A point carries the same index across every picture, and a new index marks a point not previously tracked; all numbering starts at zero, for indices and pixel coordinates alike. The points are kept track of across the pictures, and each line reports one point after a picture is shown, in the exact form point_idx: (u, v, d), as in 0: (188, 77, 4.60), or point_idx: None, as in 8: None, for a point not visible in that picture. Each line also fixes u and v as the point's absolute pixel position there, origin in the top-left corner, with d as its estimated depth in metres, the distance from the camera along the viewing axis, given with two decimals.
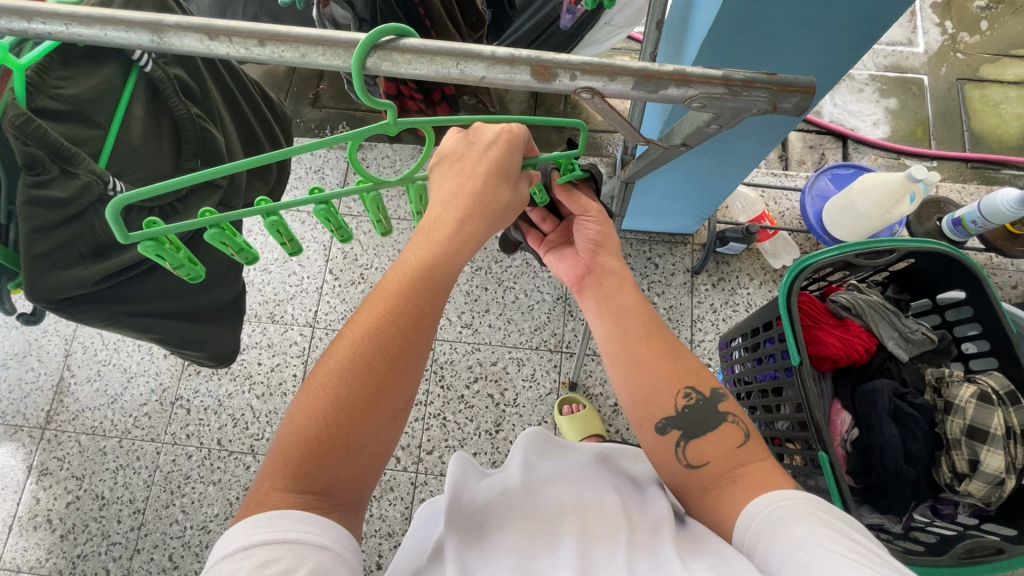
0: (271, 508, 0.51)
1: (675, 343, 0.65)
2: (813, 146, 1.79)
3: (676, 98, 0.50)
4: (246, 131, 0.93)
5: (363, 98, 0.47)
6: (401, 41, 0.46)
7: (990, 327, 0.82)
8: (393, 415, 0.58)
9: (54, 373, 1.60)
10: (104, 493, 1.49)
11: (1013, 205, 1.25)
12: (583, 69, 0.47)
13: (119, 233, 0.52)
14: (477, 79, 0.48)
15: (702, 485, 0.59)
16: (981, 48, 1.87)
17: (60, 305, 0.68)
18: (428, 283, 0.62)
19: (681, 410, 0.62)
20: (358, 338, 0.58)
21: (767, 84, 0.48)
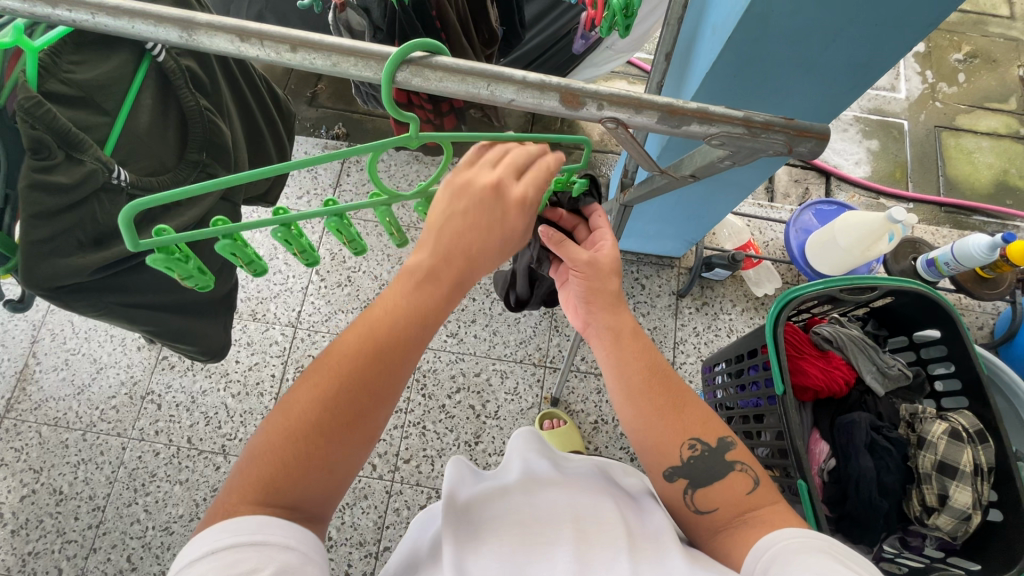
0: (239, 516, 0.50)
1: (678, 398, 0.64)
2: (798, 180, 1.85)
3: (697, 135, 0.51)
4: (250, 125, 0.92)
5: (388, 107, 0.47)
6: (432, 58, 0.46)
7: (963, 366, 0.85)
8: (361, 436, 0.57)
9: (18, 359, 1.54)
10: (62, 488, 1.43)
11: (984, 251, 1.31)
12: (609, 99, 0.48)
13: (130, 241, 0.48)
14: (505, 102, 0.49)
15: (716, 524, 0.61)
16: (958, 99, 1.97)
17: (59, 294, 0.65)
18: (415, 303, 0.60)
19: (687, 461, 0.63)
20: (339, 358, 0.57)
21: (785, 128, 0.50)
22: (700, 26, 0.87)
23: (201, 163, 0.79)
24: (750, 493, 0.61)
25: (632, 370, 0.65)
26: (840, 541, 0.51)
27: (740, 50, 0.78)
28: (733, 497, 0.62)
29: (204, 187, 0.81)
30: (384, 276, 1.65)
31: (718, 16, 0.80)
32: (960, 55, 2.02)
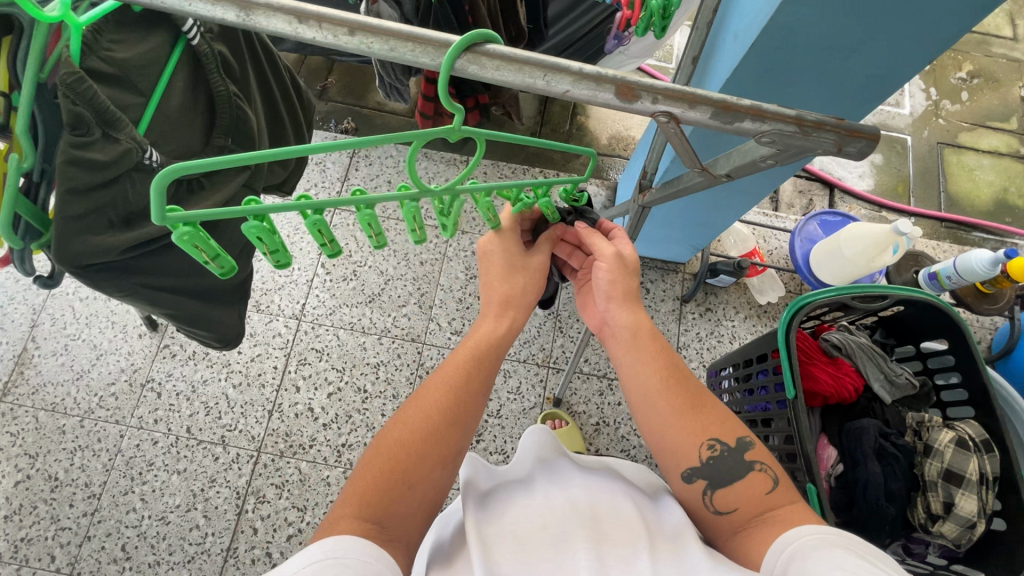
0: (339, 533, 0.53)
1: (697, 394, 0.65)
2: (802, 191, 1.87)
3: (749, 131, 0.52)
4: (272, 113, 0.92)
5: (444, 98, 0.46)
6: (490, 46, 0.46)
7: (969, 376, 0.87)
8: (449, 463, 0.63)
9: (16, 343, 1.52)
10: (58, 475, 1.41)
11: (986, 266, 1.33)
12: (664, 93, 0.49)
13: (157, 212, 0.45)
14: (561, 93, 0.49)
15: (735, 523, 0.61)
16: (960, 117, 2.00)
17: (85, 272, 0.66)
18: (488, 351, 0.72)
19: (706, 461, 0.63)
20: (429, 394, 0.66)
21: (835, 128, 0.51)
22: (720, 33, 0.87)
23: (227, 148, 0.78)
24: (769, 492, 0.61)
25: (648, 370, 0.66)
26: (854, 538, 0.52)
27: (761, 58, 0.79)
28: (753, 497, 0.62)
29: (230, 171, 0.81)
30: (390, 272, 1.64)
31: (740, 23, 0.81)
32: (962, 74, 2.06)
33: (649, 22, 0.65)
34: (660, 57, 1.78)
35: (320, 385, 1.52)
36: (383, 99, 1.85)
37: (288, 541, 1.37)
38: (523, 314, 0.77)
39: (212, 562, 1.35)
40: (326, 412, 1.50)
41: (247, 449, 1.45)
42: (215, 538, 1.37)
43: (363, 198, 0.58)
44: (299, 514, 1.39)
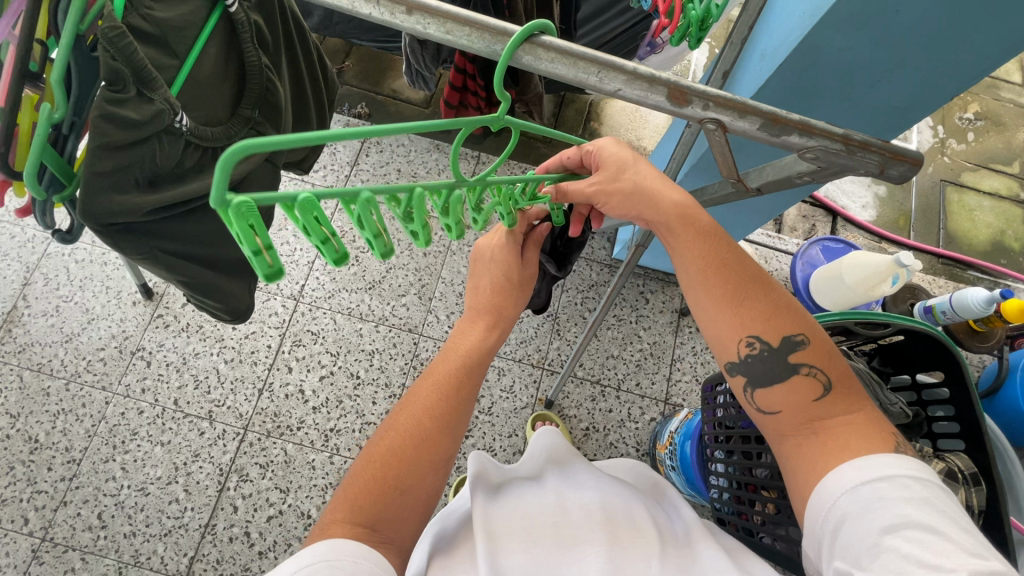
0: (330, 537, 0.53)
1: (742, 290, 0.66)
2: (806, 216, 1.89)
3: (794, 146, 0.53)
4: (298, 92, 0.91)
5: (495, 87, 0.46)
6: (548, 39, 0.46)
7: (962, 411, 0.88)
8: (439, 468, 0.63)
9: (7, 300, 1.49)
10: (39, 437, 1.39)
11: (981, 304, 1.35)
12: (715, 101, 0.50)
13: (215, 192, 0.37)
14: (611, 92, 0.49)
15: (780, 423, 0.66)
16: (964, 156, 2.03)
17: (110, 231, 0.65)
18: (478, 356, 0.72)
19: (744, 359, 0.67)
20: (418, 399, 0.65)
21: (881, 149, 0.53)
22: (748, 52, 0.88)
23: (254, 120, 0.78)
24: (817, 399, 0.63)
25: (688, 259, 0.67)
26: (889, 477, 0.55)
27: (788, 80, 0.80)
28: (801, 401, 0.65)
29: (253, 144, 0.80)
30: (392, 260, 1.64)
31: (768, 43, 0.82)
32: (968, 115, 2.09)
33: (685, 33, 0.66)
34: (678, 71, 1.79)
35: (313, 367, 1.51)
36: (399, 88, 1.85)
37: (269, 521, 1.36)
38: (509, 322, 0.79)
39: (189, 537, 1.33)
40: (317, 395, 1.49)
41: (233, 426, 1.44)
42: (194, 513, 1.36)
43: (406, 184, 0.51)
44: (281, 495, 1.38)
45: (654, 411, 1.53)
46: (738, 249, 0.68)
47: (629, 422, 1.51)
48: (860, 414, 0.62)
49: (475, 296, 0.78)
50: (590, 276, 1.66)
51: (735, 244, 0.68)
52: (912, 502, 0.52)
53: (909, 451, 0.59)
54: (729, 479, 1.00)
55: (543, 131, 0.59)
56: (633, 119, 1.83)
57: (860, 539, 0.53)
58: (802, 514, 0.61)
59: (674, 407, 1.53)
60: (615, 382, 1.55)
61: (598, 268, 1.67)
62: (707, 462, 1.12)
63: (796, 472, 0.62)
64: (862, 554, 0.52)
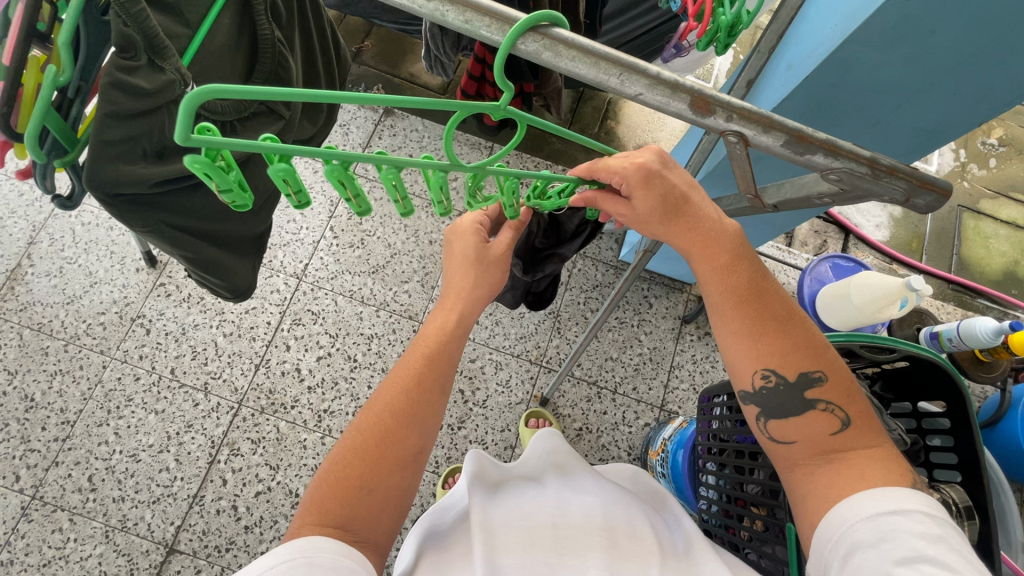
0: (303, 537, 0.53)
1: (761, 319, 0.64)
2: (818, 232, 1.87)
3: (817, 165, 0.51)
4: (310, 68, 0.90)
5: (498, 73, 0.43)
6: (567, 35, 0.45)
7: (962, 441, 0.86)
8: (409, 464, 0.62)
9: (11, 257, 1.50)
10: (35, 396, 1.39)
11: (989, 334, 1.34)
12: (739, 112, 0.48)
13: (180, 132, 0.39)
14: (631, 96, 0.48)
15: (795, 453, 0.64)
16: (984, 183, 2.00)
17: (114, 202, 0.64)
18: (444, 344, 0.70)
19: (758, 390, 0.66)
20: (379, 399, 0.64)
21: (908, 176, 0.51)
22: (774, 62, 0.86)
23: (265, 95, 0.77)
24: (834, 432, 0.62)
25: (714, 291, 0.65)
26: (908, 508, 0.54)
27: (815, 92, 0.78)
28: (817, 433, 0.63)
29: (263, 119, 0.79)
30: (398, 245, 1.63)
31: (796, 54, 0.80)
32: (991, 140, 2.05)
33: (714, 38, 0.64)
34: (700, 75, 1.76)
35: (311, 347, 1.51)
36: (416, 72, 1.83)
37: (256, 497, 1.36)
38: (483, 308, 0.78)
39: (177, 506, 1.34)
40: (313, 375, 1.48)
41: (228, 400, 1.44)
42: (183, 483, 1.36)
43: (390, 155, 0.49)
44: (270, 472, 1.39)
45: (649, 416, 1.52)
46: (771, 278, 0.66)
47: (623, 425, 1.51)
48: (880, 449, 0.61)
49: (449, 287, 0.76)
50: (595, 276, 1.65)
51: (764, 269, 0.67)
52: (927, 538, 0.51)
53: (925, 488, 0.58)
54: (718, 491, 1.00)
55: (554, 128, 0.56)
56: (651, 121, 1.81)
57: (872, 568, 0.52)
58: (810, 542, 0.60)
59: (669, 414, 1.52)
60: (612, 385, 1.54)
61: (603, 269, 1.66)
62: (697, 473, 1.12)
63: (808, 499, 0.61)
64: None
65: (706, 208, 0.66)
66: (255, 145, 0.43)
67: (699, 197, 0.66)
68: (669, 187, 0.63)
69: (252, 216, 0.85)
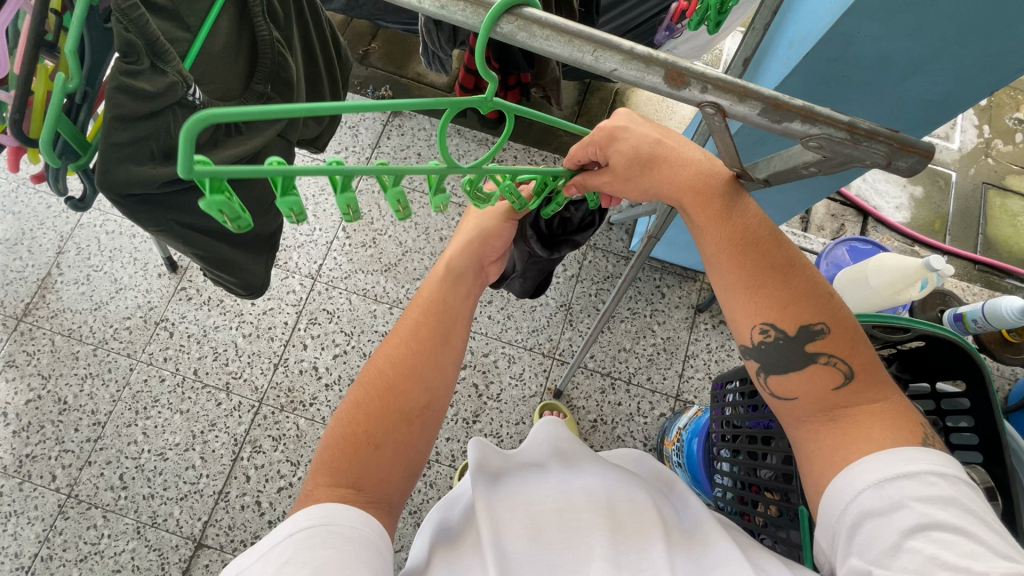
0: (316, 501, 0.54)
1: (759, 271, 0.63)
2: (835, 215, 1.82)
3: (796, 134, 0.51)
4: (312, 68, 0.92)
5: (479, 64, 0.44)
6: (540, 14, 0.45)
7: (982, 421, 0.84)
8: (415, 419, 0.63)
9: (42, 267, 1.56)
10: (67, 399, 1.45)
11: (1016, 314, 1.29)
12: (714, 83, 0.48)
13: (182, 163, 0.38)
14: (607, 72, 0.48)
15: (799, 410, 0.64)
16: (1010, 159, 1.93)
17: (127, 202, 0.68)
18: (446, 303, 0.72)
19: (758, 345, 0.65)
20: (382, 355, 0.67)
21: (889, 139, 0.49)
22: (775, 41, 0.85)
23: (266, 96, 0.79)
24: (836, 387, 0.61)
25: (710, 241, 0.64)
26: (918, 469, 0.53)
27: (813, 68, 0.76)
28: (819, 389, 0.62)
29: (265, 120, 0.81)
30: (409, 244, 1.65)
31: (798, 31, 0.78)
32: (1019, 115, 1.98)
33: (704, 16, 0.65)
34: (708, 61, 1.74)
35: (328, 346, 1.54)
36: (423, 71, 1.85)
37: (279, 492, 1.40)
38: (481, 270, 0.80)
39: (204, 502, 1.39)
40: (330, 373, 1.51)
41: (249, 399, 1.48)
42: (209, 480, 1.41)
43: (392, 166, 0.49)
44: (292, 468, 1.42)
45: (664, 407, 1.51)
46: (772, 226, 0.65)
47: (638, 416, 1.50)
48: (885, 403, 0.60)
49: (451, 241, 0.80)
50: (605, 268, 1.64)
51: (765, 218, 0.65)
52: (936, 502, 0.51)
53: (936, 443, 0.57)
54: (733, 478, 1.00)
55: (543, 118, 0.56)
56: (659, 109, 1.79)
57: (880, 537, 0.52)
58: (816, 506, 0.60)
59: (686, 404, 1.51)
60: (626, 375, 1.54)
61: (614, 260, 1.65)
62: (712, 461, 1.11)
63: (814, 459, 0.60)
64: (882, 554, 0.51)
65: (688, 153, 0.66)
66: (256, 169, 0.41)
67: (684, 149, 0.66)
68: (641, 141, 0.65)
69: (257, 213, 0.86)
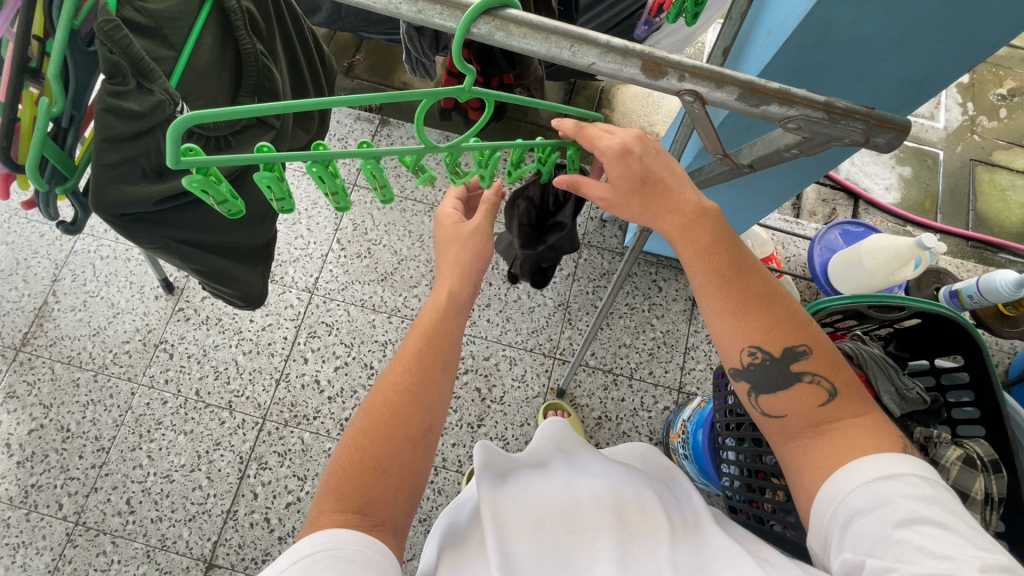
0: (321, 528, 0.55)
1: (745, 297, 0.63)
2: (826, 200, 1.83)
3: (774, 116, 0.51)
4: (297, 81, 0.93)
5: (456, 59, 0.46)
6: (515, 13, 0.46)
7: (983, 395, 0.85)
8: (418, 443, 0.63)
9: (38, 296, 1.56)
10: (70, 426, 1.45)
11: (1010, 288, 1.30)
12: (691, 71, 0.49)
13: (170, 156, 0.44)
14: (586, 66, 0.48)
15: (786, 427, 0.64)
16: (996, 134, 1.94)
17: (121, 221, 0.68)
18: (442, 321, 0.71)
19: (747, 367, 0.65)
20: (384, 378, 0.66)
21: (866, 116, 0.51)
22: (753, 29, 0.86)
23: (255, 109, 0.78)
24: (823, 404, 0.62)
25: (695, 271, 0.64)
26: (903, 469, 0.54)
27: (793, 55, 0.77)
28: (806, 406, 0.63)
29: (255, 133, 0.81)
30: (404, 252, 1.65)
31: (775, 18, 0.79)
32: (1002, 91, 1.99)
33: (682, 9, 0.66)
34: (690, 54, 1.76)
35: (329, 358, 1.54)
36: (409, 80, 1.86)
37: (287, 508, 1.39)
38: (477, 283, 0.78)
39: (212, 522, 1.38)
40: (332, 386, 1.51)
41: (252, 416, 1.48)
42: (216, 499, 1.40)
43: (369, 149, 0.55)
44: (299, 482, 1.42)
45: (668, 400, 1.51)
46: (752, 256, 0.65)
47: (642, 411, 1.50)
48: (868, 418, 0.60)
49: (443, 263, 0.76)
50: (601, 264, 1.65)
51: (744, 245, 0.65)
52: (920, 500, 0.52)
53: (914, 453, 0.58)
54: (739, 466, 0.99)
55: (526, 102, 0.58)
56: (645, 104, 1.81)
57: (869, 532, 0.52)
58: (805, 512, 0.60)
59: (689, 396, 1.52)
60: (628, 371, 1.54)
61: (609, 257, 1.66)
62: (718, 451, 1.11)
63: (803, 473, 0.60)
64: (872, 547, 0.52)
65: (673, 180, 0.65)
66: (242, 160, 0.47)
67: (671, 176, 0.66)
68: (637, 165, 0.64)
69: (254, 224, 0.85)
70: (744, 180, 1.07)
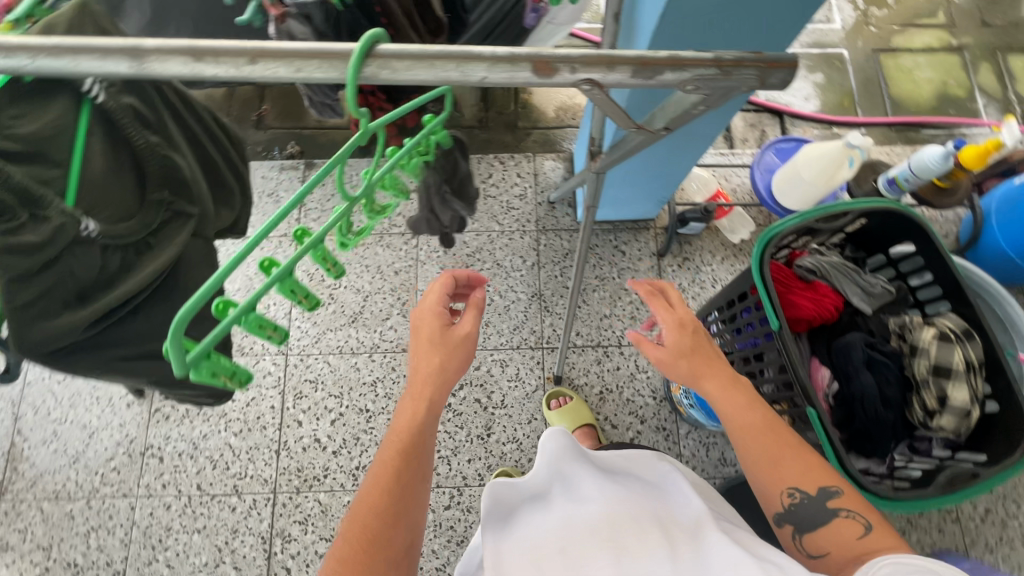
0: None
1: (780, 442, 0.71)
2: (754, 124, 1.88)
3: (672, 83, 0.53)
4: (206, 156, 0.89)
5: (350, 108, 0.53)
6: (383, 49, 0.50)
7: (940, 272, 0.89)
8: (403, 559, 0.67)
9: (3, 439, 1.48)
10: (77, 561, 1.38)
11: (939, 161, 1.37)
12: (582, 62, 0.51)
13: (179, 367, 0.56)
14: (477, 81, 0.51)
15: (832, 564, 0.68)
16: (890, 20, 2.02)
17: (52, 355, 0.67)
18: (421, 434, 0.72)
19: (788, 507, 0.70)
20: (364, 499, 0.68)
21: (756, 62, 0.53)
22: None
23: (166, 202, 0.78)
24: (862, 536, 0.66)
25: (732, 426, 0.72)
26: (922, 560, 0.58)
27: (679, 14, 0.79)
28: (845, 537, 0.68)
29: (173, 225, 0.80)
30: (367, 287, 1.62)
31: None
32: None
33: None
34: (589, 20, 1.77)
35: (322, 414, 1.51)
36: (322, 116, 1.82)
37: None
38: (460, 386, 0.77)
39: None
40: (333, 440, 1.48)
41: (262, 493, 1.44)
42: None
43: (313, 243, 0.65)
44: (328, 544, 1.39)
45: None
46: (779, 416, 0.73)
47: (639, 374, 1.54)
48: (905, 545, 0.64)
49: (416, 377, 0.73)
50: (562, 246, 1.66)
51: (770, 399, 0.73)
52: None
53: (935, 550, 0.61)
54: None
55: (405, 114, 0.67)
56: None
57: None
58: None
59: None
60: (616, 340, 1.57)
61: (567, 236, 1.67)
62: None
63: None
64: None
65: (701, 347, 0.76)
66: (228, 324, 0.58)
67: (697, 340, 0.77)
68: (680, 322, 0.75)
69: (196, 319, 0.85)
70: (678, 133, 1.07)
